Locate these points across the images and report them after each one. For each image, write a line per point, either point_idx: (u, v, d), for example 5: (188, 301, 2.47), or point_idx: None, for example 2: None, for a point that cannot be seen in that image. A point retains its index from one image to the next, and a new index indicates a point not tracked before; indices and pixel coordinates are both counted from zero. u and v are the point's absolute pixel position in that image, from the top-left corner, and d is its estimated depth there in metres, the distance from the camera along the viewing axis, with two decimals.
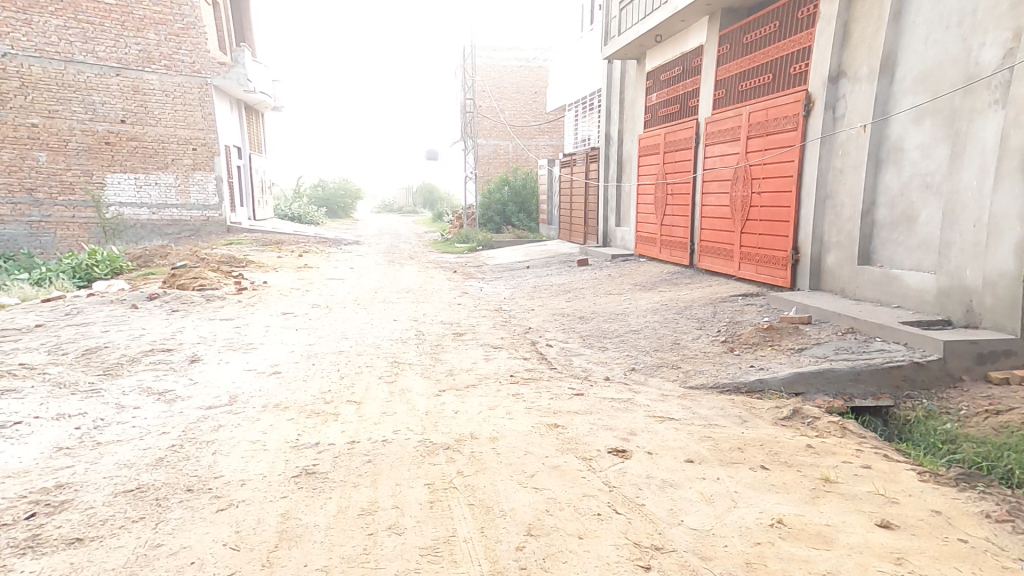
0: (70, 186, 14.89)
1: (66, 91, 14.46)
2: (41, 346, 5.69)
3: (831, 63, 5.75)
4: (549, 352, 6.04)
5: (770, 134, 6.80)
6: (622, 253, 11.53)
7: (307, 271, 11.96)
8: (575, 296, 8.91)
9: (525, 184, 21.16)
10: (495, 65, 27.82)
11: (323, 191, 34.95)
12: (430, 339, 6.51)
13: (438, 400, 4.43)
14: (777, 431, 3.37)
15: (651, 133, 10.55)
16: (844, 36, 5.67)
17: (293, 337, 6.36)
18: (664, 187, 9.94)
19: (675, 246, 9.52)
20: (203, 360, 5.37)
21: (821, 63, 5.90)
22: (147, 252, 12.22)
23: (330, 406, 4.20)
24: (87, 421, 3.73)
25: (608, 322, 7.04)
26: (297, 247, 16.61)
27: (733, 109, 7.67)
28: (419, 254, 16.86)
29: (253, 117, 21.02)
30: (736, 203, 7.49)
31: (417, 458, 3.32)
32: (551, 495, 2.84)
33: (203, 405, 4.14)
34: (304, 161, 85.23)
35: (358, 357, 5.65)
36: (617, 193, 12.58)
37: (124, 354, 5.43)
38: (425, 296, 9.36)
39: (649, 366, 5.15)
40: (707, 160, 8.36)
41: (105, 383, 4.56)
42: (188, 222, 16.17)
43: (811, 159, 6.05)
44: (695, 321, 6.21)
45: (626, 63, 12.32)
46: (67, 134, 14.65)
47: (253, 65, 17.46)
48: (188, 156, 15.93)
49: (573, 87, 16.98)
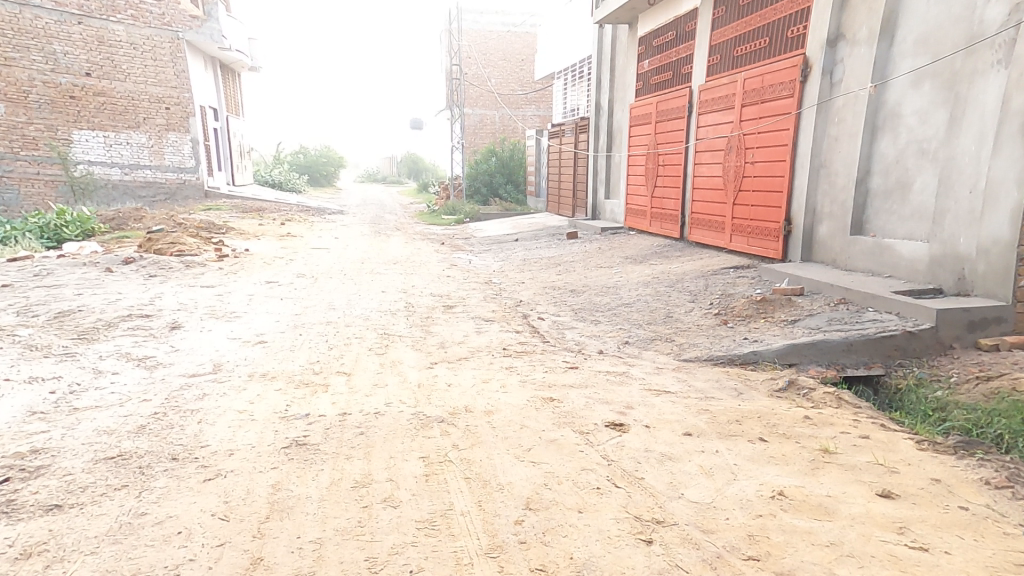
0: (33, 142, 14.09)
1: (23, 37, 13.54)
2: (10, 307, 5.42)
3: (830, 26, 5.61)
4: (541, 325, 5.98)
5: (765, 101, 6.68)
6: (612, 226, 11.45)
7: (290, 240, 11.65)
8: (566, 269, 8.82)
9: (512, 154, 20.72)
10: (481, 30, 27.03)
11: (304, 158, 33.91)
12: (420, 311, 6.39)
13: (430, 372, 4.37)
14: (774, 402, 3.37)
15: (643, 102, 10.35)
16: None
17: (277, 306, 6.17)
18: (655, 158, 9.79)
19: (666, 219, 9.45)
20: (184, 327, 5.17)
21: (820, 25, 5.75)
22: (120, 215, 11.74)
23: (320, 377, 4.10)
24: (62, 385, 3.56)
25: (599, 295, 7.00)
26: (279, 215, 16.16)
27: (728, 76, 7.51)
28: (405, 225, 16.56)
29: (229, 77, 20.12)
30: (729, 173, 7.40)
31: (412, 431, 3.25)
32: (549, 469, 2.80)
33: (186, 372, 3.99)
34: (284, 127, 82.40)
35: (346, 328, 5.51)
36: (607, 164, 12.39)
37: (100, 319, 5.20)
38: (413, 268, 9.18)
39: (642, 339, 5.14)
40: (699, 130, 8.23)
41: (80, 347, 4.36)
42: (163, 185, 15.57)
43: (807, 127, 5.96)
44: (687, 293, 6.19)
45: (618, 28, 11.94)
46: (26, 84, 13.78)
47: (227, 20, 16.59)
48: (161, 116, 15.21)
49: (562, 55, 16.50)
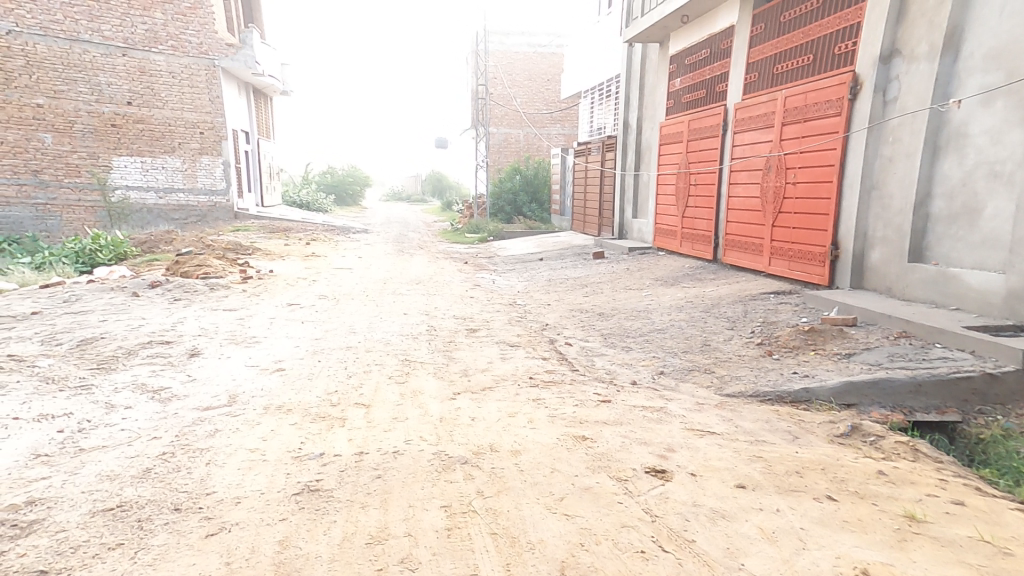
0: (76, 169, 14.65)
1: (72, 70, 14.19)
2: (35, 336, 5.41)
3: (883, 41, 5.28)
4: (569, 352, 5.69)
5: (808, 120, 6.35)
6: (639, 246, 11.13)
7: (314, 260, 11.68)
8: (593, 291, 8.53)
9: (536, 173, 20.64)
10: (507, 51, 27.31)
11: (331, 178, 34.62)
12: (442, 335, 6.17)
13: (452, 405, 4.12)
14: (838, 451, 2.99)
15: (673, 120, 10.11)
16: (900, 11, 5.18)
17: (298, 331, 6.05)
18: (686, 177, 9.50)
19: (697, 240, 9.12)
20: (203, 354, 5.07)
21: (872, 41, 5.43)
22: (153, 237, 12.02)
23: (337, 410, 3.91)
24: (71, 422, 3.43)
25: (629, 319, 6.68)
26: (304, 235, 16.32)
27: (767, 94, 7.22)
28: (429, 244, 16.53)
29: (262, 101, 20.71)
30: (767, 194, 7.07)
31: (433, 475, 2.98)
32: (584, 525, 2.49)
33: (200, 406, 3.85)
34: (312, 147, 84.83)
35: (367, 354, 5.32)
36: (635, 183, 12.12)
37: (121, 346, 5.14)
38: (436, 289, 9.01)
39: (679, 370, 4.81)
40: (735, 149, 7.94)
41: (97, 379, 4.27)
42: (195, 208, 15.88)
43: (857, 147, 5.60)
44: (725, 320, 5.84)
45: (647, 47, 11.76)
46: (72, 115, 14.39)
47: (261, 47, 17.07)
48: (196, 140, 15.61)
49: (589, 73, 16.40)
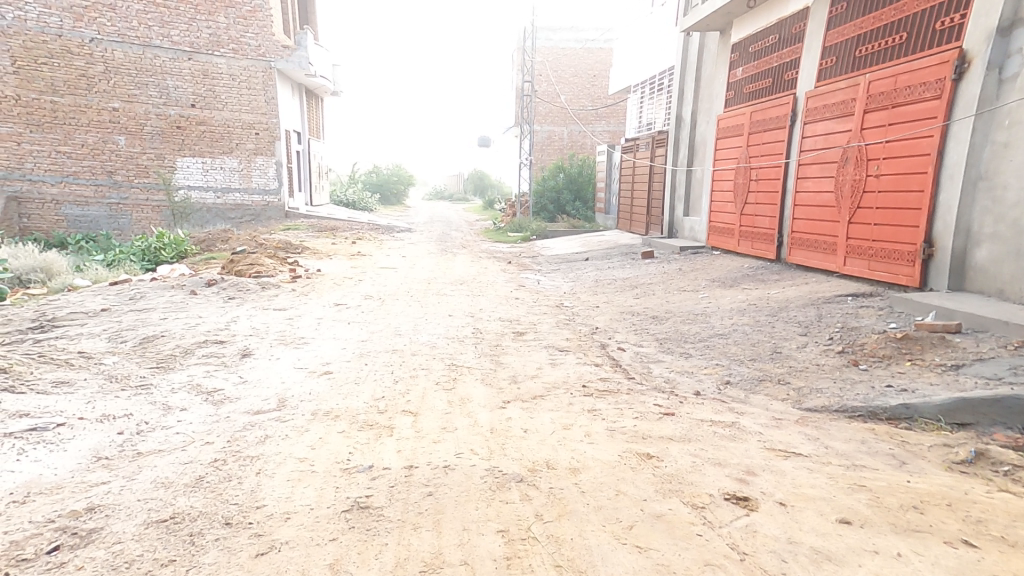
0: (145, 170, 15.44)
1: (144, 75, 14.96)
2: (103, 332, 5.59)
3: (1001, 13, 4.75)
4: (622, 357, 5.38)
5: (897, 106, 5.84)
6: (691, 245, 10.65)
7: (360, 259, 11.79)
8: (643, 293, 8.15)
9: (581, 171, 20.30)
10: (554, 47, 27.05)
11: (377, 177, 35.30)
12: (488, 338, 5.99)
13: (503, 415, 3.91)
14: (965, 484, 2.57)
15: (733, 112, 9.60)
16: None
17: (345, 332, 6.01)
18: (746, 172, 9.01)
19: (757, 238, 8.63)
20: (254, 355, 5.08)
21: (986, 14, 4.90)
22: (210, 236, 12.47)
23: (384, 418, 3.80)
24: (131, 423, 3.44)
25: (686, 323, 6.29)
26: (350, 234, 16.60)
27: (846, 79, 6.70)
28: (472, 242, 16.46)
29: (313, 103, 21.30)
30: (845, 188, 6.58)
31: (487, 494, 2.78)
32: (661, 560, 2.22)
33: (251, 409, 3.82)
34: (358, 148, 87.08)
35: (413, 357, 5.20)
36: (687, 179, 11.60)
37: (179, 345, 5.23)
38: (481, 289, 8.86)
39: (748, 380, 4.44)
40: (807, 141, 7.44)
41: (156, 378, 4.32)
42: (249, 208, 16.42)
43: (961, 134, 5.10)
44: (796, 324, 5.47)
45: (705, 36, 11.22)
46: (143, 118, 15.18)
47: (315, 49, 17.49)
48: (252, 141, 16.12)
49: (640, 66, 15.91)
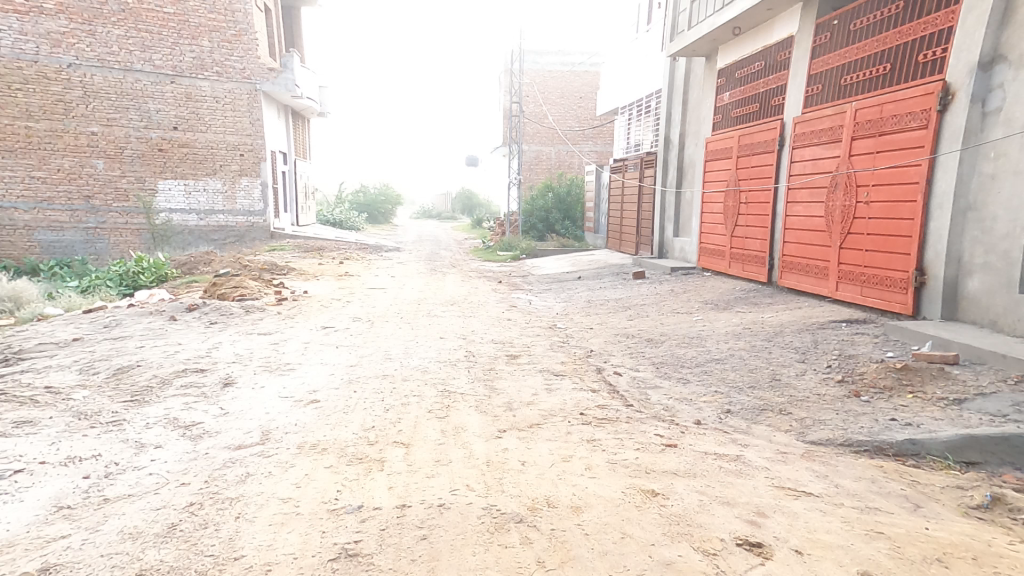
0: (125, 194, 15.16)
1: (124, 99, 14.77)
2: (74, 364, 5.32)
3: (983, 46, 4.84)
4: (619, 383, 5.25)
5: (884, 134, 5.91)
6: (683, 265, 10.66)
7: (348, 280, 11.58)
8: (637, 315, 8.06)
9: (569, 190, 20.40)
10: (541, 70, 27.47)
11: (364, 197, 35.18)
12: (481, 362, 5.82)
13: (499, 445, 3.74)
14: (984, 534, 2.49)
15: (721, 136, 9.70)
16: (1006, 12, 4.73)
17: (332, 356, 5.81)
18: (736, 195, 9.06)
19: (748, 261, 8.64)
20: (236, 383, 4.86)
21: (968, 46, 4.99)
22: (192, 258, 12.20)
23: (375, 450, 3.60)
24: (98, 465, 3.20)
25: (682, 347, 6.20)
26: (337, 253, 16.39)
27: (832, 106, 6.79)
28: (461, 262, 16.36)
29: (300, 122, 21.21)
30: (835, 213, 6.62)
31: (484, 537, 2.60)
32: None
33: (232, 444, 3.60)
34: (346, 166, 87.13)
35: (404, 383, 5.01)
36: (677, 200, 11.67)
37: (155, 375, 4.98)
38: (472, 310, 8.71)
39: (749, 410, 4.33)
40: (795, 166, 7.51)
41: (129, 413, 4.07)
42: (233, 228, 16.15)
43: (949, 164, 5.14)
44: (793, 350, 5.40)
45: (692, 61, 11.40)
46: (123, 142, 14.94)
47: (301, 70, 17.46)
48: (236, 162, 15.93)
49: (627, 90, 16.12)
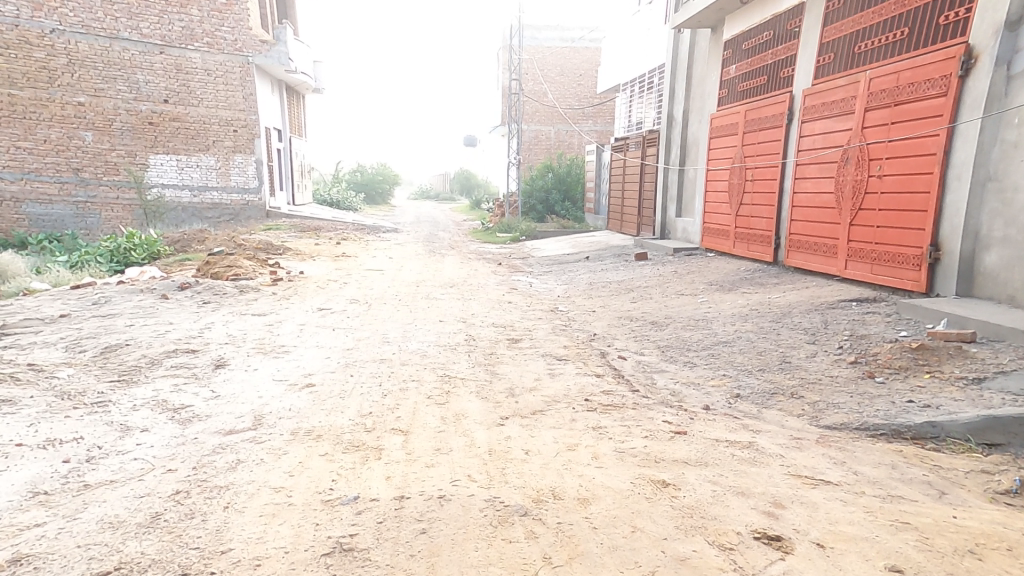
0: (115, 167, 14.81)
1: (111, 69, 14.33)
2: (60, 342, 5.14)
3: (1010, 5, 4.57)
4: (624, 367, 5.11)
5: (899, 103, 5.66)
6: (685, 247, 10.46)
7: (344, 260, 11.38)
8: (640, 296, 7.90)
9: (569, 171, 20.07)
10: (540, 46, 26.87)
11: (361, 176, 34.69)
12: (482, 346, 5.68)
13: (501, 433, 3.61)
14: (1016, 523, 2.35)
15: (727, 111, 9.41)
16: None
17: (329, 339, 5.66)
18: (742, 172, 8.81)
19: (753, 240, 8.45)
20: (229, 365, 4.70)
21: (994, 6, 4.72)
22: (185, 236, 11.97)
23: (372, 437, 3.46)
24: (80, 448, 3.04)
25: (687, 329, 6.05)
26: (334, 234, 16.15)
27: (845, 76, 6.51)
28: (459, 243, 16.15)
29: (295, 99, 20.74)
30: (845, 189, 6.40)
31: (487, 531, 2.46)
32: None
33: (223, 429, 3.45)
34: (343, 146, 86.02)
35: (402, 368, 4.86)
36: (679, 179, 11.42)
37: (144, 356, 4.81)
38: (471, 292, 8.54)
39: (759, 394, 4.18)
40: (805, 140, 7.26)
41: (116, 394, 3.91)
42: (227, 207, 15.86)
43: (969, 133, 4.92)
44: (802, 331, 5.25)
45: (697, 34, 11.02)
46: (111, 113, 14.54)
47: (294, 44, 16.98)
48: (229, 138, 15.56)
49: (629, 65, 15.71)
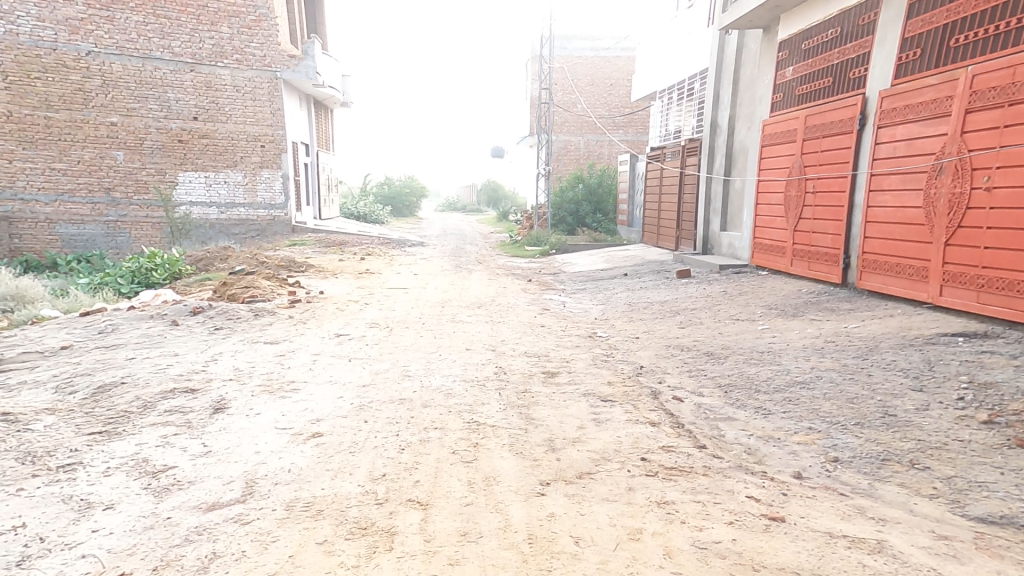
0: (144, 186, 14.83)
1: (143, 88, 14.40)
2: (51, 379, 4.68)
3: None
4: (682, 413, 4.29)
5: (1016, 103, 4.76)
6: (733, 263, 9.57)
7: (368, 278, 10.89)
8: (689, 321, 7.06)
9: (600, 182, 19.33)
10: (569, 56, 26.41)
11: (389, 189, 34.64)
12: (514, 381, 4.97)
13: (543, 510, 2.86)
14: None
15: (783, 116, 8.54)
16: None
17: (344, 373, 5.05)
18: (801, 184, 7.93)
19: (815, 258, 7.55)
20: (228, 408, 4.12)
21: None
22: (209, 254, 11.74)
23: (383, 515, 2.78)
24: (17, 544, 2.47)
25: (753, 364, 5.20)
26: (360, 248, 15.81)
27: (938, 74, 5.61)
28: (487, 258, 15.58)
29: (323, 113, 20.72)
30: (939, 203, 5.50)
31: None
32: None
33: (202, 502, 2.83)
34: (373, 159, 87.30)
35: (423, 411, 4.19)
36: (725, 191, 10.56)
37: (136, 397, 4.28)
38: (501, 314, 7.88)
39: (864, 459, 3.31)
40: (882, 148, 6.37)
41: (89, 452, 3.36)
42: (254, 222, 15.68)
43: None
44: (901, 373, 4.35)
45: (745, 34, 10.19)
46: (143, 132, 14.58)
47: (323, 58, 16.86)
48: (257, 153, 15.43)
49: (666, 71, 14.97)
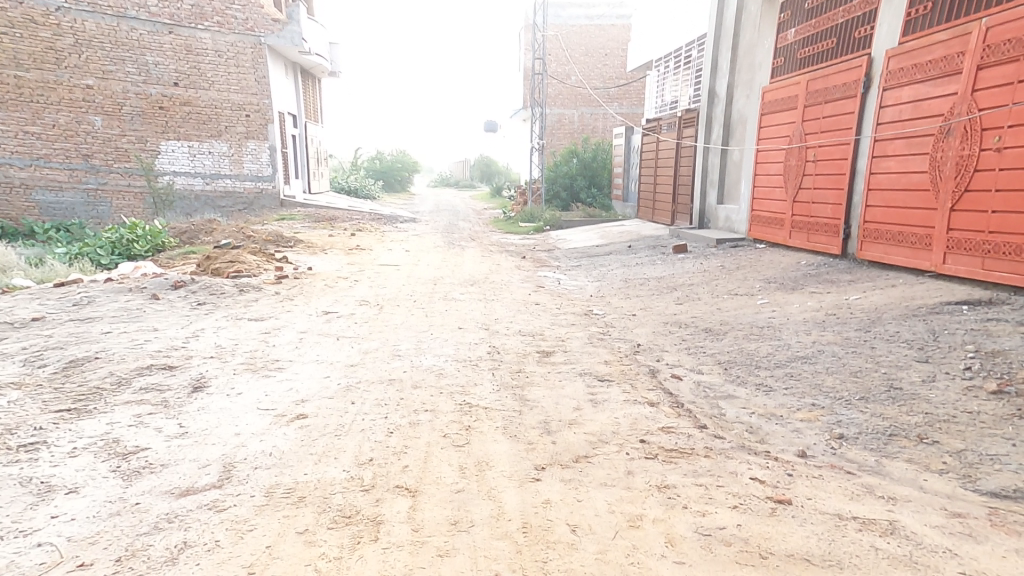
0: (125, 154, 14.31)
1: (119, 49, 13.76)
2: (20, 353, 4.45)
3: None
4: (681, 392, 4.14)
5: None
6: (730, 237, 9.37)
7: (358, 254, 10.62)
8: (686, 297, 6.90)
9: (596, 156, 18.91)
10: (563, 25, 25.59)
11: (380, 163, 33.94)
12: (508, 361, 4.80)
13: (538, 496, 2.71)
14: None
15: (784, 82, 8.23)
16: None
17: (330, 351, 4.86)
18: (801, 152, 7.68)
19: (815, 229, 7.36)
20: (207, 388, 3.93)
21: None
22: (193, 226, 11.39)
23: (367, 502, 2.61)
24: None
25: (753, 339, 5.05)
26: (350, 224, 15.46)
27: (950, 29, 5.32)
28: (480, 233, 15.29)
29: (310, 84, 20.06)
30: (946, 166, 5.30)
31: None
32: None
33: (175, 487, 2.65)
34: (363, 134, 85.57)
35: (413, 392, 4.01)
36: (722, 162, 10.29)
37: (110, 373, 4.08)
38: (494, 291, 7.67)
39: (870, 435, 3.19)
40: (888, 112, 6.12)
41: (56, 432, 3.16)
42: (241, 195, 15.25)
43: None
44: (905, 345, 4.21)
45: None
46: (121, 96, 14.00)
47: (308, 24, 16.21)
48: (242, 124, 14.91)
49: (663, 38, 14.49)
